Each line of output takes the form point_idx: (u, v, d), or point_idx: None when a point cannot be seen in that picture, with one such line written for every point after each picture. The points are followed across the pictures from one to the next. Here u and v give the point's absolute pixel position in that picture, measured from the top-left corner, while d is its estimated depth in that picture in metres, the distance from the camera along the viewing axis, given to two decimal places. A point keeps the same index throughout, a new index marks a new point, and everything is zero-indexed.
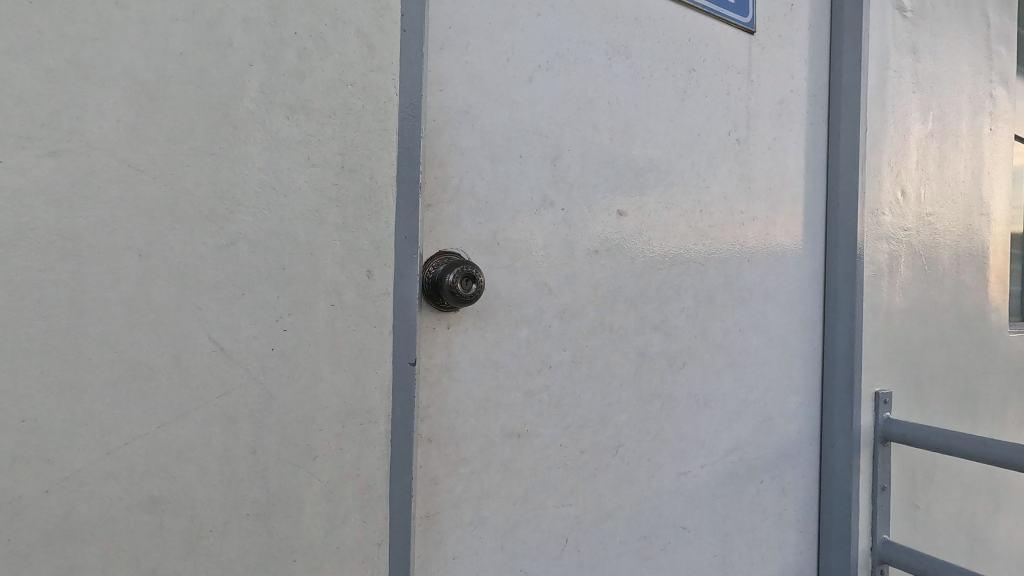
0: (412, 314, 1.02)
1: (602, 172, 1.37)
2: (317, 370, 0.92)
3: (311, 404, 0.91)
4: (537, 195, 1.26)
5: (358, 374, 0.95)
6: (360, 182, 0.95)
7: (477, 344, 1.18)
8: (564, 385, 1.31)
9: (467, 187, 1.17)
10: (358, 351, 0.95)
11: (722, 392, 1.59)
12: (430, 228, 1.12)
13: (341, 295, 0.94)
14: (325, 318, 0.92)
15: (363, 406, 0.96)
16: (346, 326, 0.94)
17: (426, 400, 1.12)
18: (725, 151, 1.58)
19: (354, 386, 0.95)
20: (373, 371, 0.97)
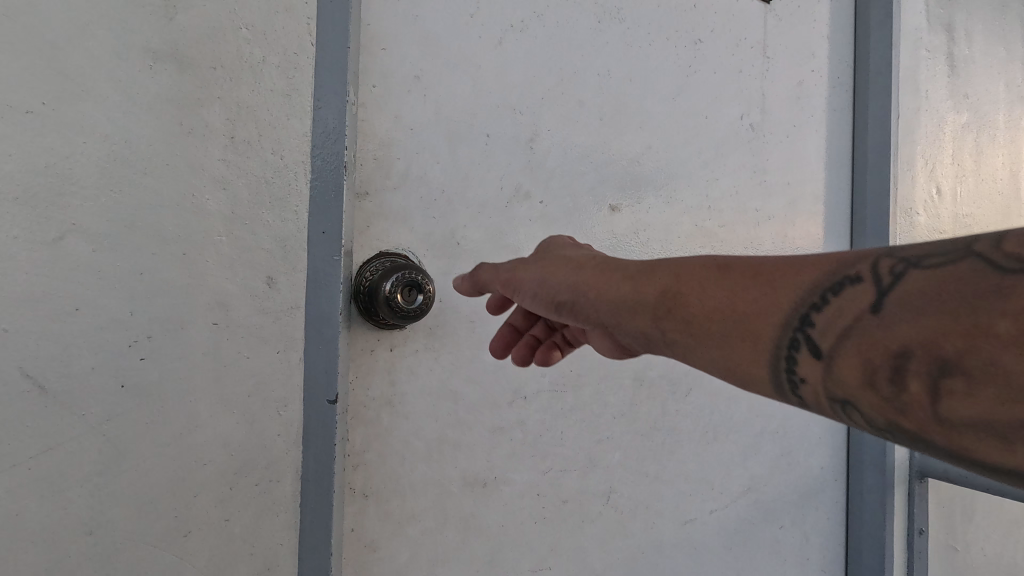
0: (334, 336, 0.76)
1: (591, 159, 1.13)
2: (192, 413, 0.68)
3: (182, 459, 0.67)
4: (508, 185, 1.02)
5: (251, 417, 0.72)
6: (257, 159, 0.72)
7: (430, 370, 0.94)
8: (543, 420, 1.06)
9: (416, 174, 0.93)
10: (253, 384, 0.72)
11: (734, 423, 1.34)
12: (365, 225, 0.89)
13: (228, 310, 0.70)
14: (205, 340, 0.69)
15: (260, 459, 0.72)
16: (235, 351, 0.70)
17: (361, 444, 0.88)
18: (737, 138, 1.35)
19: (247, 431, 0.71)
20: (275, 411, 0.73)
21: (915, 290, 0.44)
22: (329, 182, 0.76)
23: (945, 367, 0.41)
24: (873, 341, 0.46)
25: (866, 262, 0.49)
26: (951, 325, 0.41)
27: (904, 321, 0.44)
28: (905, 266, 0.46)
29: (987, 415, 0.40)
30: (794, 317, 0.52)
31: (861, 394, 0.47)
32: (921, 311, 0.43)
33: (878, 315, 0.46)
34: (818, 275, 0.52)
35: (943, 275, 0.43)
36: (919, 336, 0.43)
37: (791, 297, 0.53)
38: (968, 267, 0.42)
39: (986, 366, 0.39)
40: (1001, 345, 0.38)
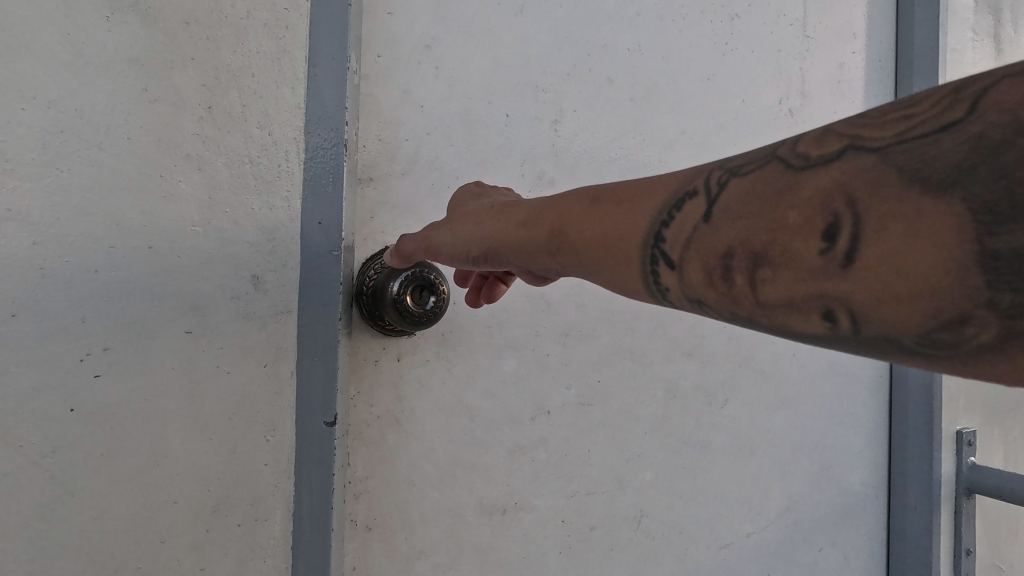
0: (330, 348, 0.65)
1: (620, 144, 1.01)
2: (161, 439, 0.57)
3: (149, 494, 0.56)
4: (530, 171, 0.91)
5: (233, 442, 0.61)
6: (241, 136, 0.61)
7: (441, 383, 0.82)
8: (568, 437, 0.94)
9: (426, 158, 0.82)
10: (236, 403, 0.61)
11: (773, 436, 1.22)
12: (369, 216, 0.77)
13: (204, 315, 0.59)
14: (176, 350, 0.58)
15: (244, 492, 0.61)
16: (214, 364, 0.60)
17: (363, 470, 0.77)
18: (775, 123, 1.23)
19: (227, 459, 0.60)
20: (261, 436, 0.62)
21: (734, 196, 0.43)
22: (326, 167, 0.64)
23: (754, 260, 0.41)
24: (703, 247, 0.45)
25: (700, 177, 0.46)
26: (759, 221, 0.41)
27: (721, 223, 0.43)
28: (728, 176, 0.44)
29: (791, 297, 0.40)
30: (650, 234, 0.49)
31: (702, 292, 0.46)
32: (741, 211, 0.42)
33: (708, 223, 0.44)
34: (662, 191, 0.49)
35: (756, 180, 0.42)
36: (738, 234, 0.42)
37: (642, 221, 0.50)
38: (772, 170, 0.41)
39: (782, 255, 0.39)
40: (793, 235, 0.39)
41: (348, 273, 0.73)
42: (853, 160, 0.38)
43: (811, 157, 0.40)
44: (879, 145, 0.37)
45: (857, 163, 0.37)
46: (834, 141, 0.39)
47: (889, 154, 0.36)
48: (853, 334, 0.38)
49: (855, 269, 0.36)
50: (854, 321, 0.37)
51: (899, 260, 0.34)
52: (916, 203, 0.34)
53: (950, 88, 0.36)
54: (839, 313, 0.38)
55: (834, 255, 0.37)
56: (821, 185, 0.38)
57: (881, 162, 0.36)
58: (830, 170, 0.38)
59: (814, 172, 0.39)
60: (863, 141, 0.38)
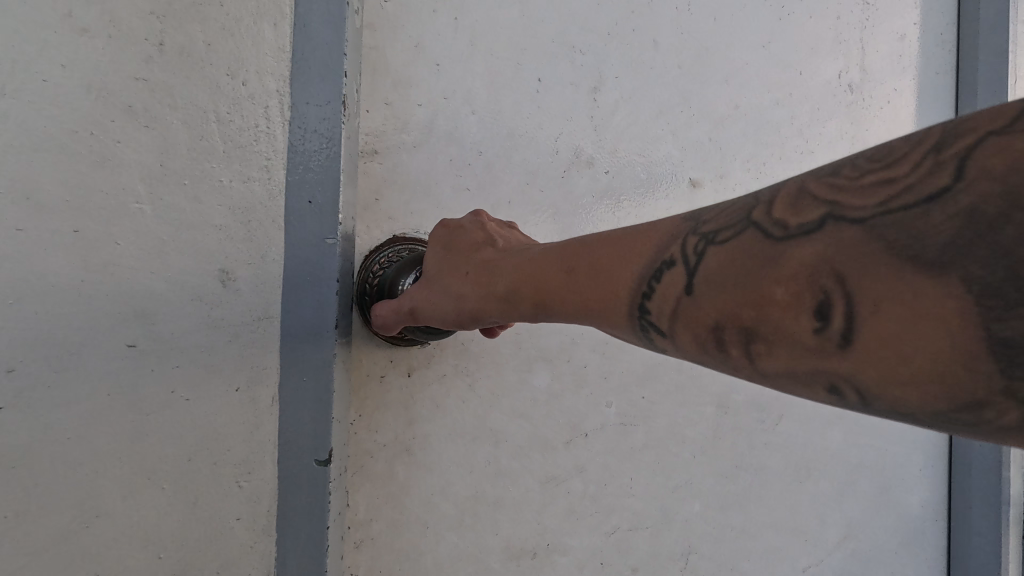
0: (326, 361, 0.53)
1: (667, 118, 0.86)
2: (95, 478, 0.44)
3: (78, 550, 0.44)
4: (565, 148, 0.76)
5: (195, 478, 0.48)
6: (205, 85, 0.48)
7: (460, 404, 0.68)
8: (608, 464, 0.79)
9: (444, 128, 0.67)
10: (197, 428, 0.48)
11: (832, 457, 1.07)
12: (373, 197, 0.63)
13: (154, 317, 0.46)
14: (114, 362, 0.45)
15: (210, 544, 0.49)
16: (168, 379, 0.47)
17: (367, 512, 0.62)
18: (834, 99, 1.08)
19: (186, 499, 0.48)
20: (233, 483, 0.50)
21: (713, 267, 0.34)
22: (318, 131, 0.52)
23: (743, 336, 0.32)
24: (684, 320, 0.36)
25: (671, 240, 0.37)
26: (742, 297, 0.32)
27: (699, 296, 0.34)
28: (700, 241, 0.35)
29: (792, 375, 0.31)
30: (630, 303, 0.39)
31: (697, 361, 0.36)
32: (720, 284, 0.33)
33: (688, 295, 0.35)
34: (636, 252, 0.40)
35: (735, 250, 0.33)
36: (722, 309, 0.33)
37: (614, 285, 0.40)
38: (746, 239, 0.33)
39: (775, 335, 0.31)
40: (785, 314, 0.30)
41: (347, 268, 0.58)
42: (836, 231, 0.29)
43: (790, 225, 0.31)
44: (864, 216, 0.28)
45: (839, 234, 0.29)
46: (814, 207, 0.30)
47: (874, 226, 0.28)
48: (864, 408, 0.30)
49: (857, 352, 0.28)
50: (864, 398, 0.29)
51: (902, 349, 0.27)
52: (911, 282, 0.26)
53: (942, 134, 0.28)
54: (845, 389, 0.30)
55: (831, 336, 0.29)
56: (805, 260, 0.29)
57: (864, 235, 0.28)
58: (813, 242, 0.29)
59: (796, 244, 0.30)
60: (844, 208, 0.29)
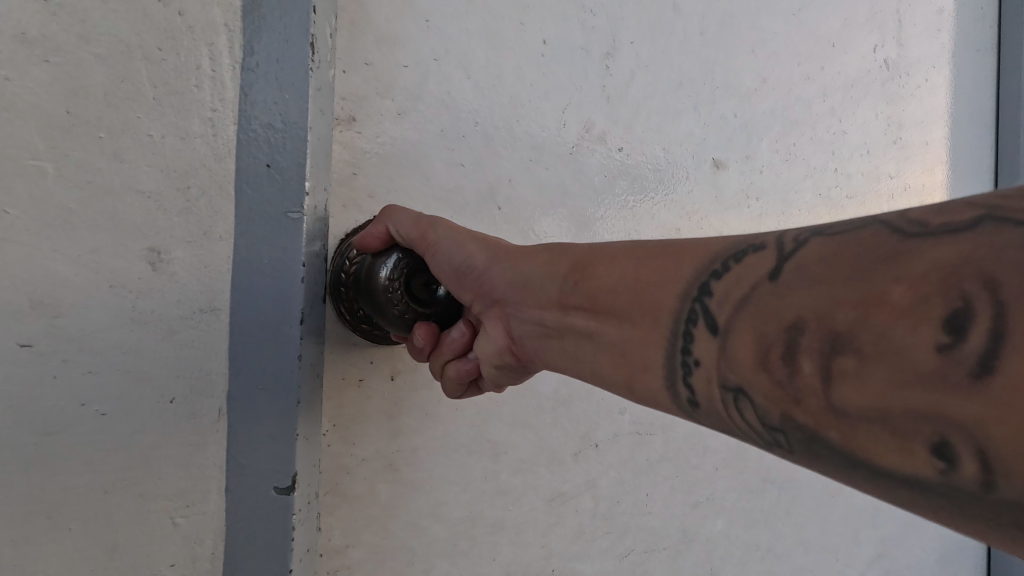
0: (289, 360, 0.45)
1: (689, 91, 0.77)
2: None
3: None
4: (574, 120, 0.67)
5: (117, 495, 0.41)
6: (129, 22, 0.41)
7: (454, 412, 0.59)
8: (621, 478, 0.70)
9: (435, 95, 0.58)
10: (121, 432, 0.41)
11: None
12: (350, 171, 0.54)
13: (63, 296, 0.39)
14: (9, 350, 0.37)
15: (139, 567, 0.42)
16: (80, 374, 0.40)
17: (343, 538, 0.53)
18: (868, 77, 0.99)
19: (107, 517, 0.41)
20: (165, 521, 0.43)
21: (813, 256, 0.33)
22: (273, 83, 0.45)
23: (832, 343, 0.29)
24: (757, 313, 0.34)
25: (769, 234, 0.37)
26: (847, 292, 0.30)
27: (784, 284, 0.33)
28: (808, 235, 0.34)
29: (881, 409, 0.28)
30: (691, 286, 0.38)
31: (750, 377, 0.34)
32: (818, 277, 0.31)
33: (774, 282, 0.34)
34: (715, 244, 0.39)
35: (851, 241, 0.32)
36: (812, 303, 0.31)
37: (675, 275, 0.39)
38: (869, 234, 0.31)
39: (876, 344, 0.28)
40: (896, 317, 0.27)
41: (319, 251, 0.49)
42: (992, 232, 0.26)
43: (930, 223, 0.29)
44: None
45: (1001, 234, 0.26)
46: (969, 208, 0.28)
47: None
48: (976, 490, 0.25)
49: (990, 382, 0.24)
50: (980, 462, 0.25)
51: None
52: None
53: None
54: (955, 445, 0.25)
55: (961, 357, 0.25)
56: (943, 258, 0.27)
57: None
58: (956, 242, 0.27)
59: (931, 241, 0.28)
60: (1010, 212, 0.27)
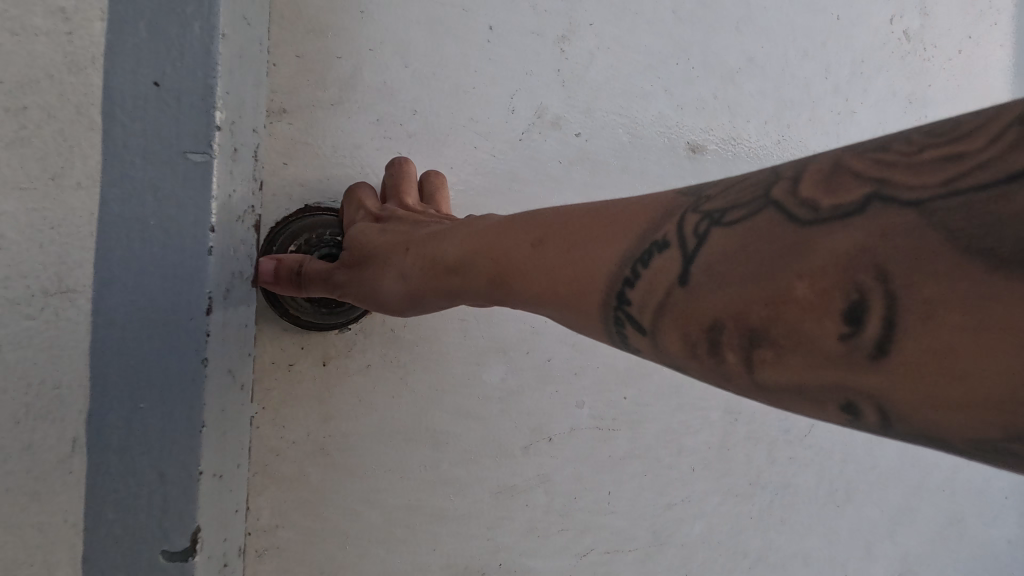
0: (187, 360, 0.40)
1: (660, 72, 0.73)
2: None
3: None
4: (525, 106, 0.65)
5: None
6: None
7: (390, 400, 0.59)
8: (581, 474, 0.68)
9: (372, 84, 0.59)
10: None
11: (878, 476, 0.90)
12: (281, 161, 0.55)
13: None
14: None
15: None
16: None
17: (274, 518, 0.55)
18: (883, 51, 0.90)
19: None
20: None
21: (717, 255, 0.31)
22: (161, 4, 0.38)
23: (748, 339, 0.30)
24: (677, 317, 0.33)
25: (670, 219, 0.35)
26: (755, 292, 0.30)
27: (695, 288, 0.32)
28: (706, 223, 0.33)
29: (799, 386, 0.30)
30: (608, 293, 0.36)
31: (679, 366, 0.34)
32: (725, 276, 0.31)
33: (685, 287, 0.32)
34: (634, 226, 0.36)
35: (751, 234, 0.31)
36: (726, 306, 0.30)
37: (600, 266, 0.37)
38: (766, 223, 0.30)
39: (788, 338, 0.29)
40: (804, 313, 0.28)
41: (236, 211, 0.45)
42: (882, 215, 0.27)
43: (822, 208, 0.29)
44: (921, 199, 0.26)
45: (891, 218, 0.27)
46: (855, 185, 0.29)
47: (933, 211, 0.26)
48: (885, 432, 0.29)
49: (892, 363, 0.27)
50: (886, 419, 0.28)
51: (955, 365, 0.25)
52: (981, 284, 0.24)
53: (1005, 126, 0.26)
54: (864, 409, 0.29)
55: (862, 343, 0.27)
56: (840, 250, 0.27)
57: (922, 220, 0.26)
58: (848, 230, 0.28)
59: (828, 230, 0.28)
60: (894, 190, 0.27)
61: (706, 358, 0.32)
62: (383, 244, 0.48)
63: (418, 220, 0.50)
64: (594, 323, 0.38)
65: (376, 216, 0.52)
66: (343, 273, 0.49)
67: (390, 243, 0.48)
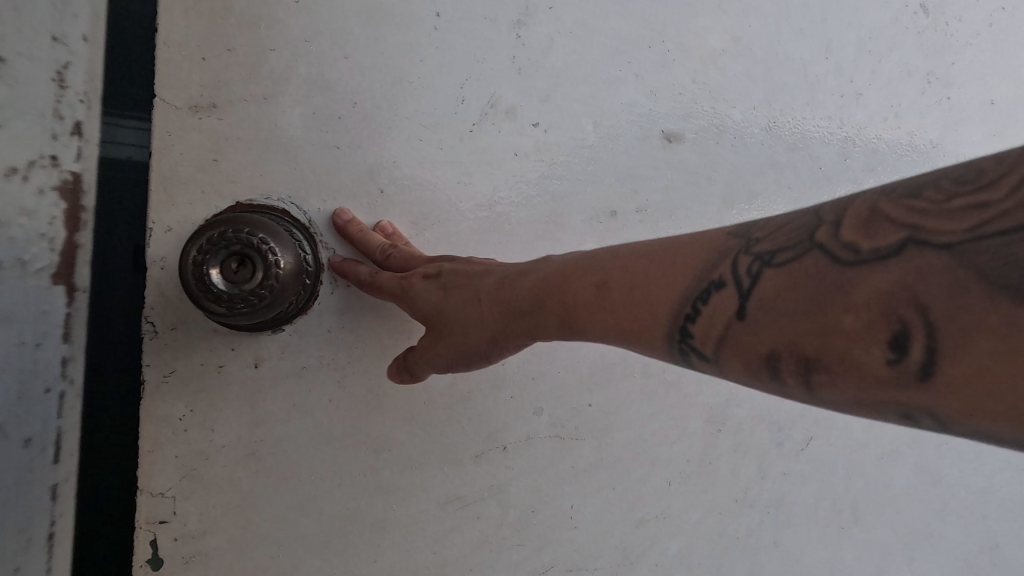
0: None
1: (630, 56, 0.68)
2: None
3: None
4: (475, 95, 0.62)
5: None
6: None
7: (327, 404, 0.57)
8: (538, 485, 0.64)
9: (307, 76, 0.57)
10: None
11: (892, 495, 0.81)
12: (210, 157, 0.54)
13: None
14: None
15: None
16: None
17: (202, 524, 0.53)
18: (896, 25, 0.82)
19: None
20: None
21: (770, 293, 0.35)
22: None
23: (803, 366, 0.33)
24: (737, 346, 0.37)
25: (723, 260, 0.38)
26: (806, 325, 0.33)
27: (753, 321, 0.36)
28: (758, 262, 0.36)
29: (859, 401, 0.33)
30: (672, 327, 0.40)
31: (745, 384, 0.38)
32: (780, 311, 0.34)
33: (743, 320, 0.36)
34: (694, 260, 0.40)
35: (799, 275, 0.34)
36: (779, 338, 0.34)
37: (666, 298, 0.41)
38: (812, 262, 0.33)
39: (841, 365, 0.32)
40: (851, 342, 0.31)
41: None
42: (917, 258, 0.30)
43: (862, 249, 0.32)
44: (952, 242, 0.29)
45: (925, 260, 0.30)
46: (891, 231, 0.31)
47: (963, 252, 0.29)
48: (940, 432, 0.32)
49: (936, 381, 0.29)
50: (941, 424, 0.31)
51: (991, 385, 0.27)
52: (1005, 313, 0.27)
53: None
54: (920, 416, 0.31)
55: (907, 365, 0.30)
56: (879, 288, 0.31)
57: (952, 260, 0.29)
58: (887, 269, 0.31)
59: (864, 272, 0.31)
60: (929, 235, 0.30)
61: (770, 377, 0.35)
62: (460, 311, 0.51)
63: (471, 272, 0.52)
64: (662, 351, 0.42)
65: (432, 272, 0.52)
66: (424, 339, 0.53)
67: (466, 309, 0.50)
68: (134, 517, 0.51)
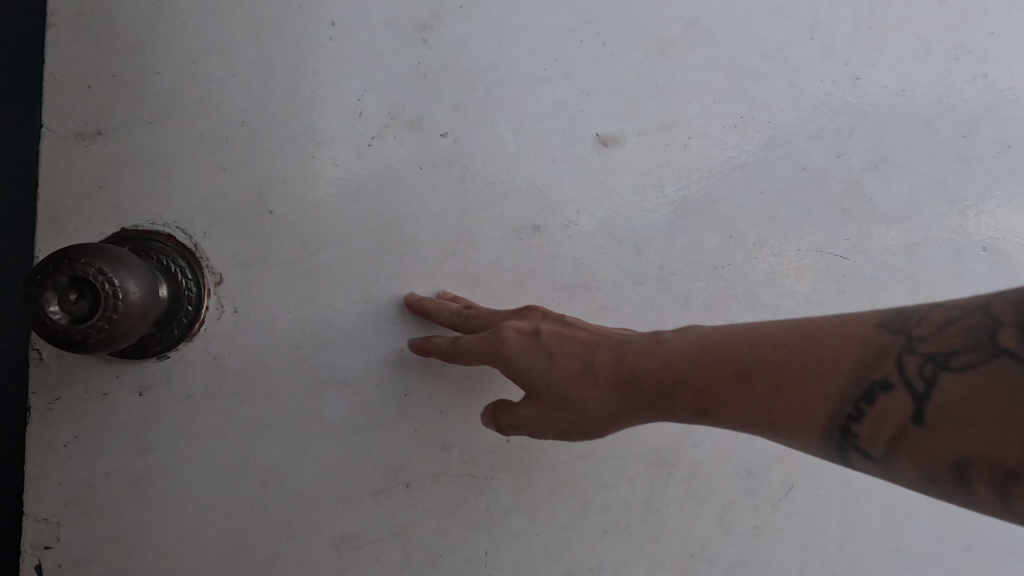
0: None
1: (558, 53, 0.61)
2: None
3: None
4: (375, 107, 0.58)
5: None
6: None
7: (214, 435, 0.55)
8: (445, 526, 0.59)
9: (194, 98, 0.55)
10: None
11: (901, 559, 0.68)
12: (96, 185, 0.54)
13: None
14: None
15: None
16: None
17: (85, 551, 0.53)
18: None
19: None
20: None
21: (957, 398, 0.34)
22: None
23: (1001, 475, 0.32)
24: (917, 449, 0.36)
25: (884, 359, 0.38)
26: (999, 432, 0.32)
27: (932, 427, 0.35)
28: (933, 365, 0.36)
29: None
30: (831, 424, 0.39)
31: (916, 486, 0.37)
32: (977, 418, 0.33)
33: (922, 427, 0.35)
34: (842, 359, 0.39)
35: (988, 380, 0.33)
36: (971, 444, 0.33)
37: (819, 398, 0.39)
38: (1000, 367, 0.33)
39: None
40: None
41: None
42: None
43: None
44: None
45: None
46: None
47: None
48: None
49: None
50: None
51: None
52: None
53: None
54: None
55: None
56: None
57: None
58: None
59: None
60: None
61: (937, 479, 0.35)
62: (574, 381, 0.48)
63: (574, 337, 0.50)
64: (810, 449, 0.41)
65: (530, 329, 0.50)
66: (530, 406, 0.50)
67: (575, 380, 0.48)
68: (20, 542, 0.53)
